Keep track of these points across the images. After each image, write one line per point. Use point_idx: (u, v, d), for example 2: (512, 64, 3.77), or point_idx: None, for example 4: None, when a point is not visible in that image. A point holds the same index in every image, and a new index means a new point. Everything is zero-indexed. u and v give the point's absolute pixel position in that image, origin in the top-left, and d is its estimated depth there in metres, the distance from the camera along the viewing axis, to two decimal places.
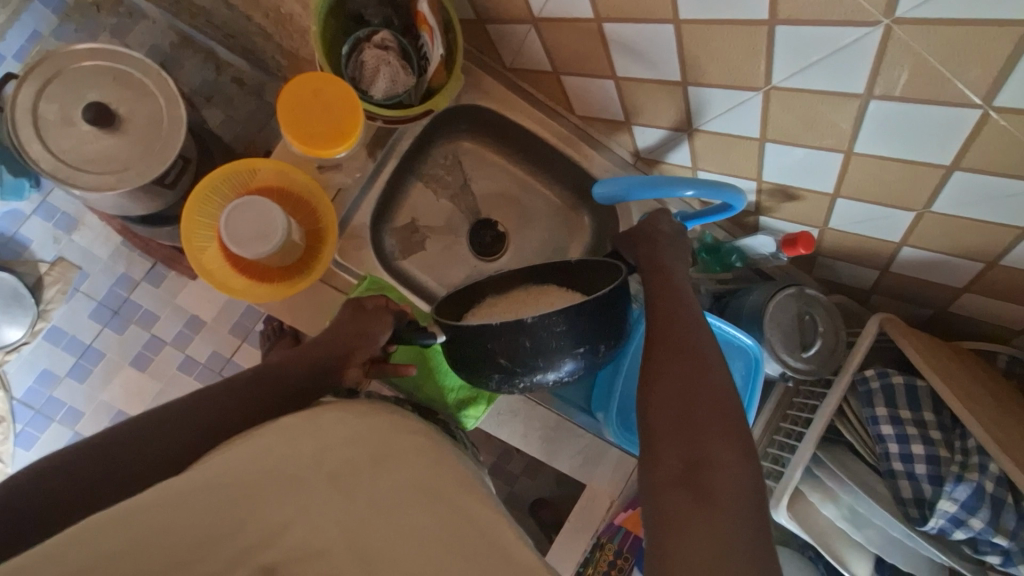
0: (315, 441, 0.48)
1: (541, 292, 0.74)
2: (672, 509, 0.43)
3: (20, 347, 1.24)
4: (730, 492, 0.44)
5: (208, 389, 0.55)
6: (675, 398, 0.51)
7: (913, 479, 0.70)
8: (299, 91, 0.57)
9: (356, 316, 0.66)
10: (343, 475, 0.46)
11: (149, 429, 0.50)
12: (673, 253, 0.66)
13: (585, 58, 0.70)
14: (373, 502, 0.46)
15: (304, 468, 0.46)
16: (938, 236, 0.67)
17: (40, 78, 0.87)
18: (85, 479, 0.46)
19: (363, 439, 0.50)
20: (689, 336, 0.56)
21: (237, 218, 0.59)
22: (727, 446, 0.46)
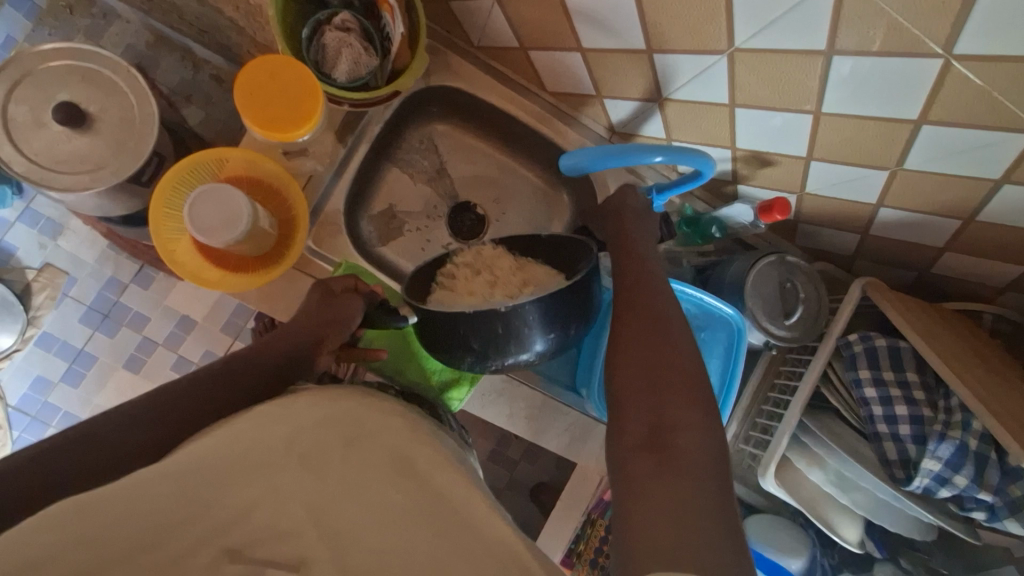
0: (287, 424, 0.48)
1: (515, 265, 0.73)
2: (637, 474, 0.44)
3: (12, 354, 1.24)
4: (695, 457, 0.43)
5: (175, 385, 0.54)
6: (642, 368, 0.51)
7: (897, 440, 0.70)
8: (256, 74, 0.56)
9: (325, 300, 0.66)
10: (312, 455, 0.47)
11: (117, 426, 0.50)
12: (641, 227, 0.66)
13: (550, 31, 0.69)
14: (345, 480, 0.46)
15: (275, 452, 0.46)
16: (912, 194, 0.66)
17: (8, 80, 0.87)
18: (57, 470, 0.46)
19: (336, 420, 0.50)
20: (657, 306, 0.56)
21: (202, 207, 0.59)
22: (692, 413, 0.47)
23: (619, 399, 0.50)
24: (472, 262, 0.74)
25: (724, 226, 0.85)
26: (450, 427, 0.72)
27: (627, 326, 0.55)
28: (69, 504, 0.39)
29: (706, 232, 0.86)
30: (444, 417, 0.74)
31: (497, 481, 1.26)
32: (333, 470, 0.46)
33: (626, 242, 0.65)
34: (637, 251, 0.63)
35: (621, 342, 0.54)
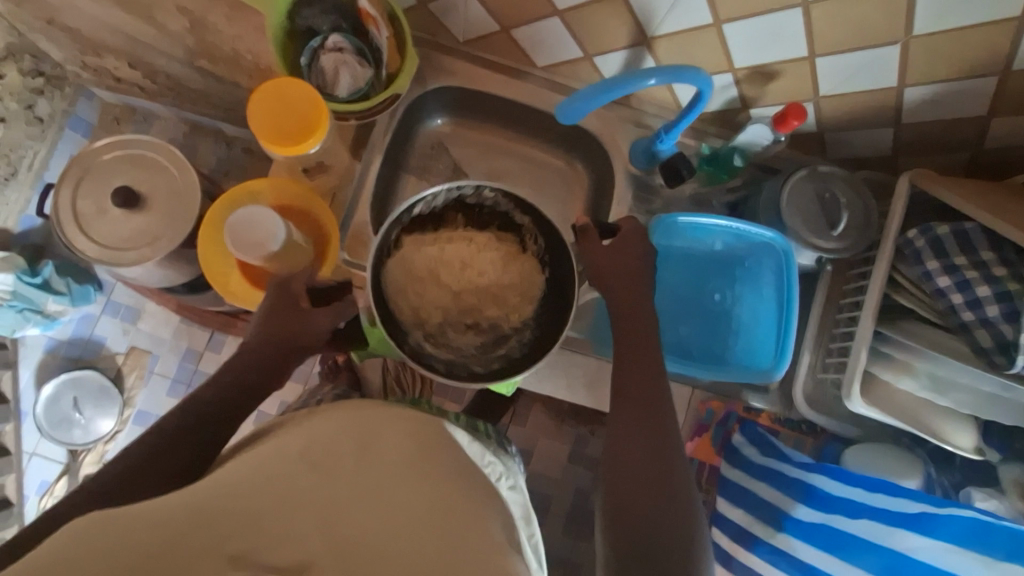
0: (303, 438, 0.50)
1: (486, 283, 0.70)
2: (623, 489, 0.52)
3: (115, 435, 1.36)
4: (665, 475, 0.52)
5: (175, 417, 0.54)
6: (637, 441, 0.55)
7: (989, 324, 0.64)
8: (267, 99, 0.62)
9: (298, 313, 0.62)
10: (323, 459, 0.47)
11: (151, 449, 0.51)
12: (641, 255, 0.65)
13: (523, 6, 0.72)
14: (354, 477, 0.45)
15: (289, 461, 0.46)
16: (933, 61, 0.63)
17: (72, 179, 0.98)
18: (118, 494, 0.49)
19: (350, 428, 0.51)
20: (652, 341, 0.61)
21: (247, 233, 0.63)
22: (656, 438, 0.55)
23: (614, 436, 0.56)
24: (441, 282, 0.70)
25: (746, 152, 0.81)
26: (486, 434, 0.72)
27: (622, 357, 0.61)
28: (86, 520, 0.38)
29: (729, 164, 0.82)
30: (479, 428, 0.74)
31: (581, 483, 1.09)
32: (342, 471, 0.46)
33: (624, 269, 0.64)
34: (634, 277, 0.64)
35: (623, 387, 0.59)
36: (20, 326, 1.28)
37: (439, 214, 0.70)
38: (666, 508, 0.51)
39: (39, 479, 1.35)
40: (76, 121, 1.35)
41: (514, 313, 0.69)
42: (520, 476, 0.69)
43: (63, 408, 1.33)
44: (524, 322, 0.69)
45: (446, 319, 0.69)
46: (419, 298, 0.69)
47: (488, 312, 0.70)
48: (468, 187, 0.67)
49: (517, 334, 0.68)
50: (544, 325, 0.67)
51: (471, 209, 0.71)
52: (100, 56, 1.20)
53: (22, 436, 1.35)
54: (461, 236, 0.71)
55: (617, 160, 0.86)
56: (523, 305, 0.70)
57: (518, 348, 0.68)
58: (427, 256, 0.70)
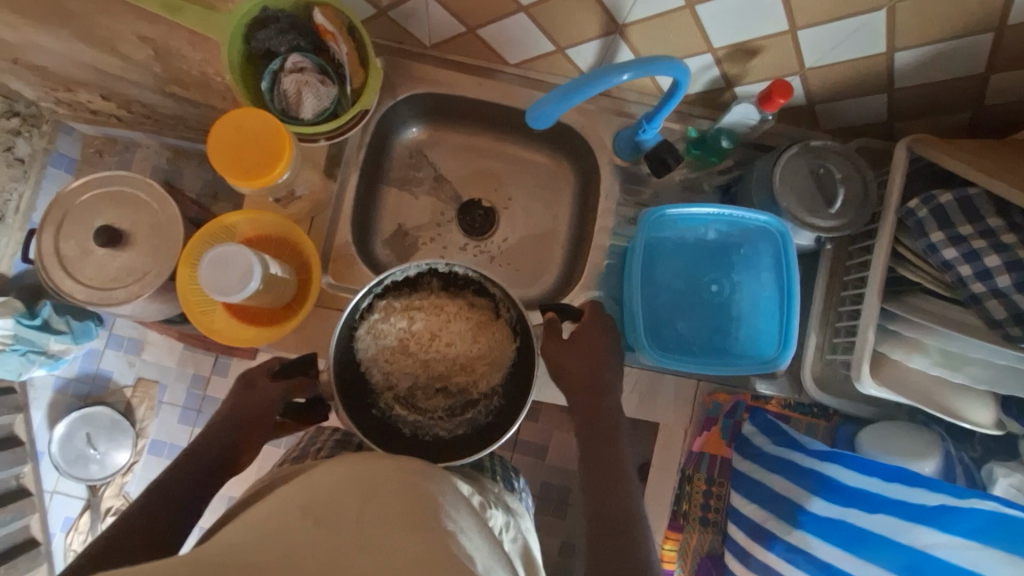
0: (304, 493, 0.45)
1: (456, 348, 0.72)
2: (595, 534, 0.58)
3: (132, 466, 1.36)
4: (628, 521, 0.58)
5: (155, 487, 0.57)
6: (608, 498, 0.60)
7: (1000, 295, 0.61)
8: (224, 133, 0.60)
9: (259, 389, 0.67)
10: (325, 514, 0.42)
11: (143, 518, 0.54)
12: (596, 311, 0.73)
13: (486, 5, 0.69)
14: (360, 529, 0.40)
15: (290, 519, 0.41)
16: (923, 22, 0.59)
17: (54, 223, 0.97)
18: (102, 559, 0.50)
19: (350, 481, 0.46)
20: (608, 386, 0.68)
21: (222, 276, 0.61)
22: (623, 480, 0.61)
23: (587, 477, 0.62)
24: (410, 350, 0.71)
25: (733, 132, 0.77)
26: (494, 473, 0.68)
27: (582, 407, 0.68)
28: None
29: (716, 147, 0.79)
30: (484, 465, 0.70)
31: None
32: (344, 522, 0.41)
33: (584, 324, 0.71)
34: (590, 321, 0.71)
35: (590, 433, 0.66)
36: (26, 368, 1.26)
37: (411, 286, 0.71)
38: (632, 547, 0.56)
39: (63, 516, 1.37)
40: (59, 158, 1.33)
41: (480, 380, 0.70)
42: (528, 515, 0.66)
43: (77, 445, 1.34)
44: (490, 390, 0.69)
45: (414, 385, 0.71)
46: (390, 365, 0.70)
47: (457, 378, 0.71)
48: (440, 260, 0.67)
49: (484, 401, 0.69)
50: (510, 394, 0.68)
51: (446, 276, 0.71)
52: (71, 91, 1.17)
53: (42, 476, 1.36)
54: (432, 304, 0.72)
55: (601, 153, 0.82)
56: (490, 373, 0.70)
57: (483, 416, 0.68)
58: (397, 325, 0.71)
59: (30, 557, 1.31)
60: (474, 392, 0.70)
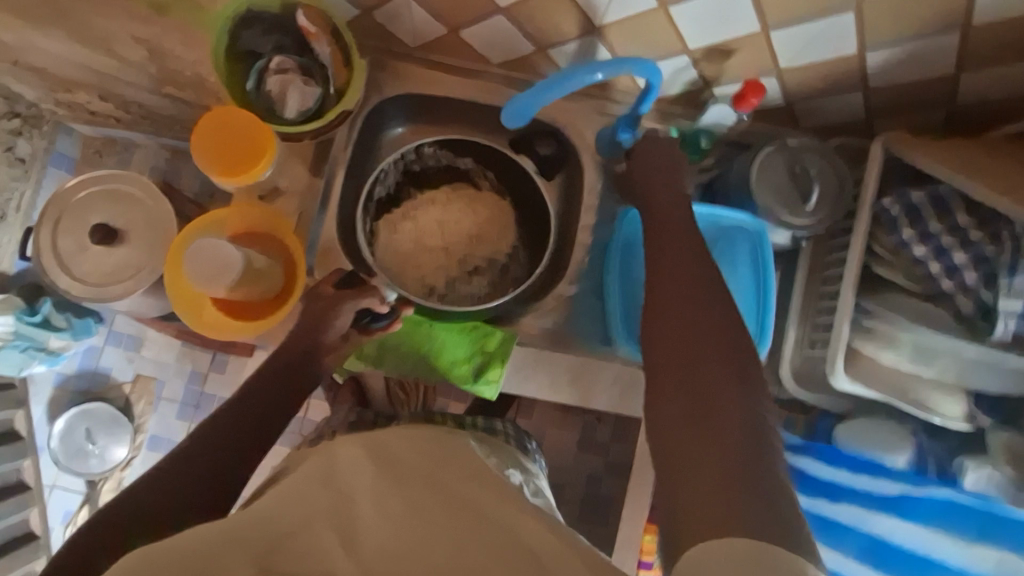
0: (323, 463, 0.52)
1: (465, 232, 0.84)
2: (677, 429, 0.46)
3: (131, 460, 1.40)
4: (733, 413, 0.45)
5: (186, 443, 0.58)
6: (685, 392, 0.47)
7: (967, 290, 0.63)
8: (207, 128, 0.62)
9: (294, 343, 0.69)
10: (347, 482, 0.49)
11: (177, 464, 0.55)
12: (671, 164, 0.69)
13: (466, 6, 0.70)
14: (378, 494, 0.47)
15: (314, 487, 0.49)
16: (889, 22, 0.60)
17: (50, 220, 0.99)
18: (130, 516, 0.51)
19: (376, 452, 0.53)
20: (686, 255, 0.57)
21: (204, 269, 0.62)
22: (721, 358, 0.48)
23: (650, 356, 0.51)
24: (429, 244, 0.83)
25: (712, 133, 0.80)
26: (506, 436, 0.78)
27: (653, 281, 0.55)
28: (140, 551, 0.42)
29: (696, 145, 0.80)
30: (498, 430, 0.80)
31: (594, 470, 1.09)
32: (360, 494, 0.48)
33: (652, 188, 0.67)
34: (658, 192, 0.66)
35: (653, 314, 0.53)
36: (27, 364, 1.27)
37: (406, 195, 0.85)
38: (731, 444, 0.43)
39: (63, 509, 1.39)
40: (58, 158, 1.34)
41: (499, 245, 0.84)
42: (540, 475, 0.72)
43: (77, 440, 1.36)
44: (509, 249, 0.84)
45: (449, 273, 0.83)
46: (421, 268, 0.83)
47: (478, 252, 0.84)
48: (408, 151, 0.82)
49: (512, 259, 0.84)
50: (529, 244, 0.85)
51: (421, 178, 0.85)
52: (70, 92, 1.19)
53: (42, 471, 1.38)
54: (425, 201, 0.84)
55: (584, 151, 0.84)
56: (500, 235, 0.84)
57: (518, 268, 0.84)
58: (406, 227, 0.83)
59: (30, 551, 1.33)
60: (494, 269, 0.85)
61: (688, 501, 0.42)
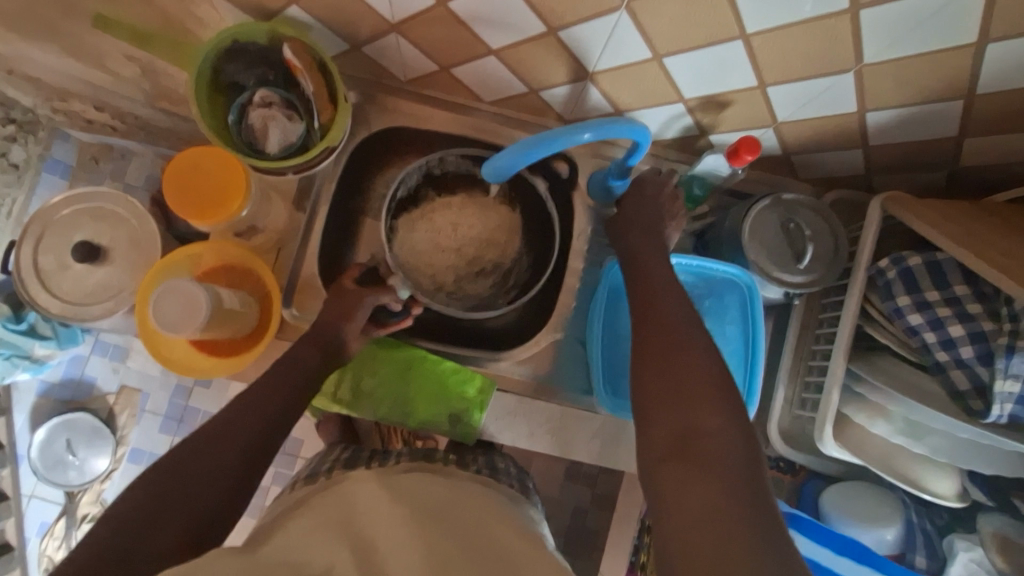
0: (341, 511, 0.53)
1: (477, 236, 0.81)
2: (674, 476, 0.48)
3: (111, 473, 1.37)
4: (725, 461, 0.48)
5: (165, 471, 0.56)
6: (676, 427, 0.52)
7: (963, 365, 0.60)
8: (183, 167, 0.61)
9: (285, 368, 0.67)
10: (364, 523, 0.51)
11: (154, 498, 0.54)
12: (660, 209, 0.72)
13: (457, 46, 0.68)
14: (395, 532, 0.49)
15: (336, 526, 0.51)
16: (890, 87, 0.58)
17: (34, 237, 0.98)
18: (111, 553, 0.49)
19: (390, 495, 0.55)
20: (675, 312, 0.60)
21: (173, 314, 0.60)
22: (716, 412, 0.51)
23: (646, 410, 0.55)
24: (443, 246, 0.80)
25: (705, 181, 0.77)
26: (508, 479, 0.69)
27: (644, 336, 0.60)
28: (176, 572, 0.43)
29: (689, 194, 0.78)
30: (498, 468, 0.71)
31: (580, 502, 1.06)
32: (375, 530, 0.50)
33: (644, 237, 0.70)
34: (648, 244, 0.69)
35: (646, 365, 0.57)
36: (9, 373, 1.26)
37: (424, 196, 0.81)
38: (718, 469, 0.48)
39: (39, 520, 1.37)
40: (53, 163, 1.30)
41: (508, 251, 0.82)
42: (541, 522, 0.66)
43: (56, 451, 1.33)
44: (517, 256, 0.82)
45: (458, 275, 0.80)
46: (431, 268, 0.80)
47: (489, 256, 0.81)
48: (433, 157, 0.79)
49: (518, 267, 0.83)
50: (535, 254, 0.83)
51: (439, 180, 0.82)
52: (65, 101, 1.15)
53: (20, 480, 1.37)
54: (442, 203, 0.81)
55: (575, 193, 0.82)
56: (511, 240, 0.82)
57: (524, 276, 0.83)
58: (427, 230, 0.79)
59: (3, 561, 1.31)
60: (502, 276, 0.83)
61: (682, 536, 0.45)
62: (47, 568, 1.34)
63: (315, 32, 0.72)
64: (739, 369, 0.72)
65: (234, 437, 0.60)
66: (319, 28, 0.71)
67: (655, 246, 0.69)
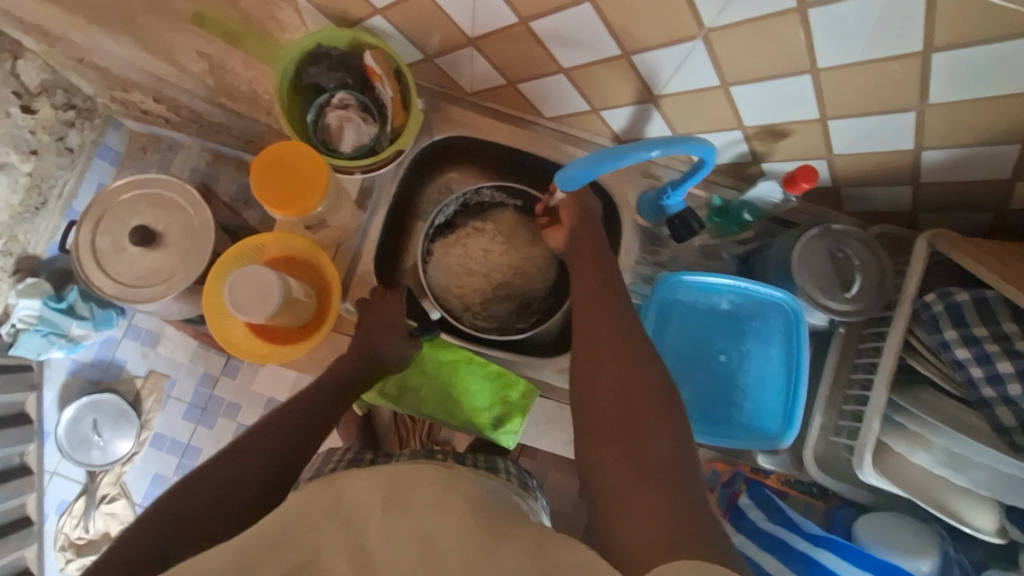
0: (330, 489, 0.50)
1: (508, 263, 0.86)
2: (621, 484, 0.51)
3: (132, 456, 1.32)
4: (664, 469, 0.51)
5: (209, 463, 0.60)
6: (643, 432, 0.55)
7: (1009, 402, 0.61)
8: (267, 161, 0.64)
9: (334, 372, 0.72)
10: (354, 514, 0.48)
11: (195, 487, 0.58)
12: (592, 236, 0.76)
13: (529, 63, 0.72)
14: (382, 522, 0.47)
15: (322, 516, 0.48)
16: (950, 128, 0.60)
17: (93, 219, 1.01)
18: (158, 541, 0.54)
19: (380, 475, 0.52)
20: (619, 337, 0.63)
21: (246, 298, 0.63)
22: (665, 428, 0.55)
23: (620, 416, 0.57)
24: (474, 270, 0.86)
25: (756, 207, 0.79)
26: (508, 475, 0.70)
27: (580, 359, 0.63)
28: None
29: (738, 218, 0.80)
30: (499, 468, 0.72)
31: None
32: (381, 514, 0.47)
33: (583, 265, 0.74)
34: (588, 273, 0.72)
35: (590, 382, 0.60)
36: (44, 350, 1.26)
37: (461, 223, 0.87)
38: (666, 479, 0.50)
39: (59, 498, 1.33)
40: (104, 150, 1.32)
41: (534, 281, 0.87)
42: (543, 513, 0.68)
43: (82, 430, 1.30)
44: (542, 289, 0.87)
45: (485, 298, 0.86)
46: (462, 288, 0.86)
47: (515, 283, 0.87)
48: (469, 191, 0.85)
49: (542, 295, 0.88)
50: (560, 285, 0.88)
51: (478, 208, 0.88)
52: (126, 91, 1.17)
53: (44, 456, 1.33)
54: (477, 230, 0.86)
55: (625, 211, 0.84)
56: (541, 271, 0.87)
57: (545, 305, 0.88)
58: (462, 254, 0.86)
59: (20, 536, 1.26)
60: (527, 301, 0.88)
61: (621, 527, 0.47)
62: (63, 546, 1.29)
63: (393, 41, 0.76)
64: (769, 396, 0.77)
65: (271, 438, 0.63)
66: (397, 38, 0.75)
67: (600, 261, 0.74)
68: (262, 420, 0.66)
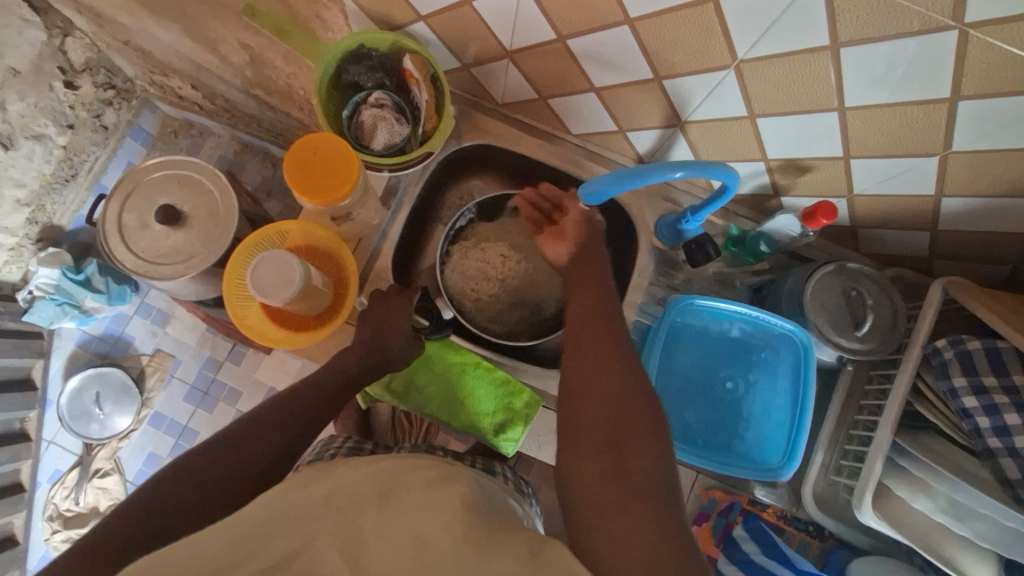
0: (326, 484, 0.51)
1: (523, 271, 0.88)
2: (609, 497, 0.51)
3: (130, 433, 1.32)
4: (650, 487, 0.51)
5: (207, 444, 0.61)
6: (636, 447, 0.54)
7: (1016, 455, 0.60)
8: (302, 151, 0.66)
9: (341, 362, 0.73)
10: (349, 505, 0.48)
11: (190, 467, 0.58)
12: (595, 250, 0.78)
13: (561, 79, 0.74)
14: (377, 519, 0.46)
15: (316, 505, 0.48)
16: (972, 177, 0.61)
17: (122, 194, 1.04)
18: (151, 520, 0.54)
19: (375, 477, 0.51)
20: (615, 352, 0.64)
21: (268, 280, 0.64)
22: (655, 446, 0.55)
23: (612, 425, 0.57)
24: (489, 275, 0.87)
25: (773, 239, 0.79)
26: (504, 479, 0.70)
27: (574, 370, 0.64)
28: (149, 559, 0.43)
29: (753, 248, 0.81)
30: (495, 471, 0.73)
31: None
32: (377, 510, 0.47)
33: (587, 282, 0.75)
34: (588, 286, 0.72)
35: (580, 398, 0.60)
36: (57, 319, 1.28)
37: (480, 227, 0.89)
38: (652, 496, 0.50)
39: (52, 468, 1.33)
40: (137, 131, 1.35)
41: (547, 292, 0.88)
42: (535, 518, 0.68)
43: (84, 402, 1.30)
44: (552, 301, 0.88)
45: (499, 303, 0.88)
46: (476, 292, 0.87)
47: (528, 292, 0.88)
48: (491, 198, 0.87)
49: (552, 307, 0.89)
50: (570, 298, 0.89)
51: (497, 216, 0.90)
52: (166, 76, 1.20)
53: (44, 424, 1.33)
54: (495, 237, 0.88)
55: (643, 232, 0.85)
56: (554, 284, 0.88)
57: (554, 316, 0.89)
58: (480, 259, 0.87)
59: (11, 502, 1.26)
60: (537, 311, 0.89)
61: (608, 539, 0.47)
62: (51, 516, 1.29)
63: (432, 48, 0.79)
64: (772, 428, 0.77)
65: (269, 427, 0.63)
66: (435, 44, 0.78)
67: (603, 276, 0.75)
68: (263, 406, 0.66)
